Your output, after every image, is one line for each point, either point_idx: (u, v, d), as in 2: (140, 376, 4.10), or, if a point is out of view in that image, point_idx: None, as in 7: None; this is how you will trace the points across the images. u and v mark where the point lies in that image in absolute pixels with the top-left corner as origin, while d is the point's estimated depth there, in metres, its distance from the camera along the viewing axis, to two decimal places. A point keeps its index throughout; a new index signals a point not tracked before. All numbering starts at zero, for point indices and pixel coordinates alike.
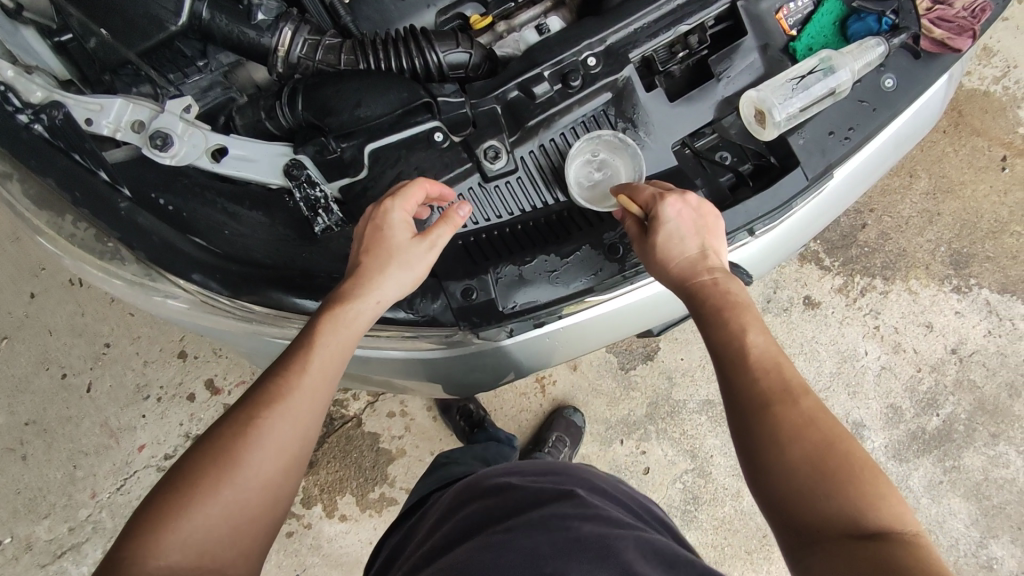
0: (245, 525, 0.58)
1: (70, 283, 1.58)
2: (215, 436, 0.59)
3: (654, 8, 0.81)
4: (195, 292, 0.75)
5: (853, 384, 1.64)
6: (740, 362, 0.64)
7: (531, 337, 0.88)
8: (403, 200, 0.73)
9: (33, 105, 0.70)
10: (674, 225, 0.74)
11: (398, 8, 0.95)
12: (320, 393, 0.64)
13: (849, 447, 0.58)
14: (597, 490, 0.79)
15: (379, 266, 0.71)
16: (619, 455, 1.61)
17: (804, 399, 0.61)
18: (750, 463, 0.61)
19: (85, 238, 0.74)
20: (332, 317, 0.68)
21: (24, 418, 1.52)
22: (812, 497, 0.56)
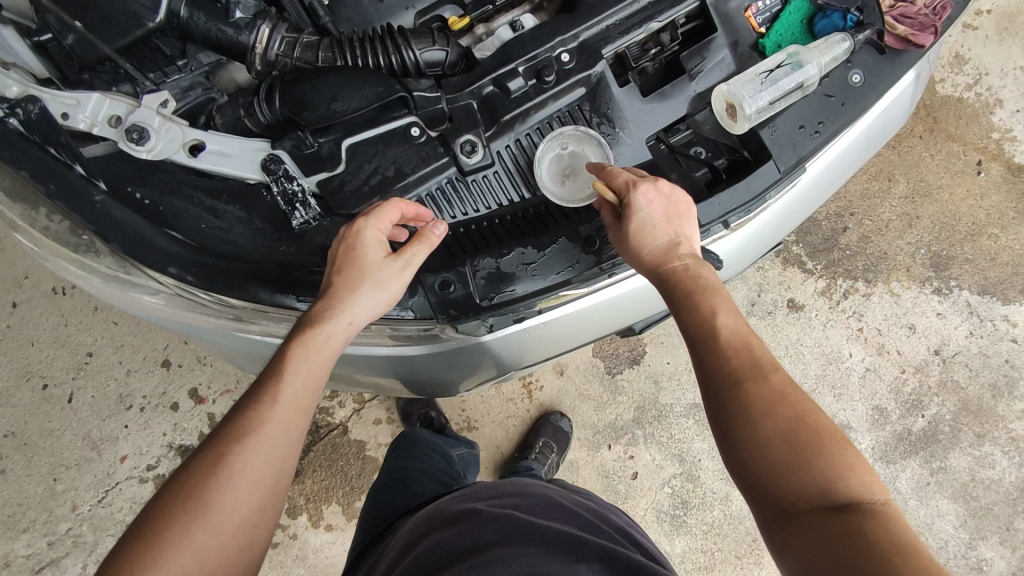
0: (224, 561, 0.58)
1: (52, 293, 1.57)
2: (186, 474, 0.59)
3: (625, 5, 0.83)
4: (172, 286, 0.74)
5: (838, 386, 1.65)
6: (711, 342, 0.66)
7: (511, 332, 0.89)
8: (376, 220, 0.73)
9: (9, 99, 0.70)
10: (647, 212, 0.75)
11: (377, 11, 0.97)
12: (292, 422, 0.64)
13: (819, 419, 0.59)
14: (556, 511, 0.84)
15: (351, 288, 0.71)
16: (607, 460, 1.61)
17: (774, 374, 0.62)
18: (725, 441, 0.62)
19: (59, 231, 0.73)
20: (301, 343, 0.68)
21: (3, 430, 1.49)
22: (785, 473, 0.57)
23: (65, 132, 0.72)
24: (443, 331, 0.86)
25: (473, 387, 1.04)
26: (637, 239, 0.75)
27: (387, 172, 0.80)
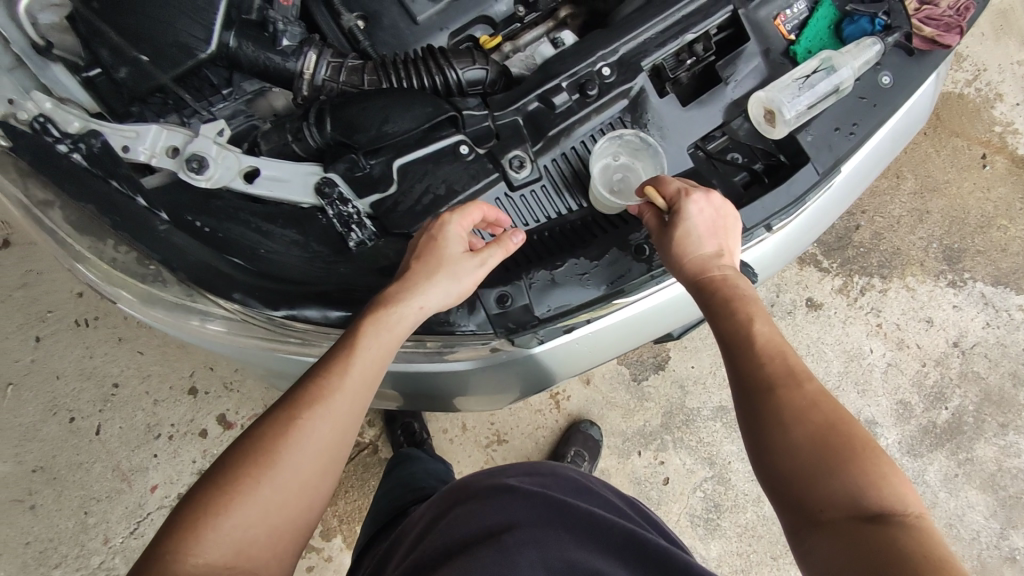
0: (282, 525, 0.59)
1: (75, 326, 1.56)
2: (258, 432, 0.60)
3: (661, 19, 0.86)
4: (234, 310, 0.75)
5: (861, 382, 1.66)
6: (745, 347, 0.66)
7: (560, 343, 0.89)
8: (460, 216, 0.75)
9: (71, 134, 0.71)
10: (697, 221, 0.75)
11: (411, 33, 0.97)
12: (359, 398, 0.65)
13: (852, 429, 0.59)
14: (583, 493, 0.81)
15: (427, 274, 0.73)
16: (638, 467, 1.61)
17: (808, 383, 0.62)
18: (754, 440, 0.62)
19: (125, 262, 0.75)
20: (374, 320, 0.68)
21: (32, 465, 1.48)
22: (815, 479, 0.57)
23: (125, 164, 0.73)
24: (480, 348, 0.86)
25: (494, 404, 1.03)
26: (684, 244, 0.75)
27: (439, 191, 0.81)
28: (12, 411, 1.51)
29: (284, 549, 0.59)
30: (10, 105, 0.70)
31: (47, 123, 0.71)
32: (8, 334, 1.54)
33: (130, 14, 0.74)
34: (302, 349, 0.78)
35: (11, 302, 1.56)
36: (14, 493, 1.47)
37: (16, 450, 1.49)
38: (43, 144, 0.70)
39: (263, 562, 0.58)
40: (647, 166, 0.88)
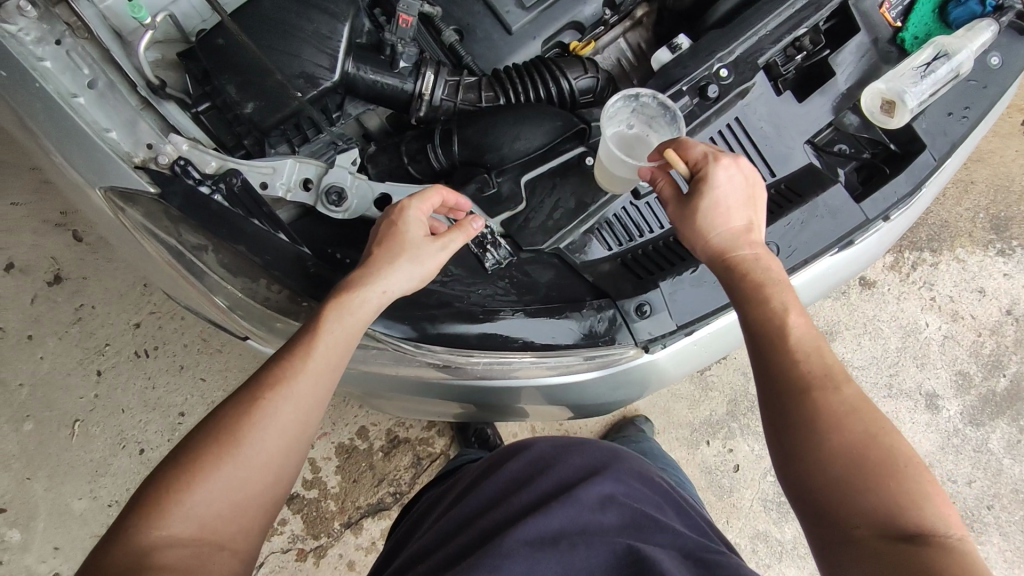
0: (241, 508, 0.57)
1: (136, 357, 1.40)
2: (222, 411, 0.59)
3: (776, 14, 0.85)
4: (385, 340, 0.74)
5: (920, 356, 1.66)
6: (781, 342, 0.61)
7: (681, 346, 0.84)
8: (422, 200, 0.73)
9: (210, 175, 0.71)
10: (724, 188, 0.70)
11: (505, 43, 0.96)
12: (322, 381, 0.63)
13: (894, 442, 0.55)
14: (647, 481, 0.75)
15: (389, 258, 0.69)
16: (708, 456, 1.57)
17: (847, 386, 0.58)
18: (783, 442, 0.59)
19: (280, 300, 0.72)
20: (336, 304, 0.66)
21: (107, 500, 1.34)
22: (850, 490, 0.53)
23: (265, 200, 0.73)
24: (575, 360, 0.79)
25: (567, 414, 0.96)
26: (709, 225, 0.70)
27: (568, 205, 0.83)
28: (82, 448, 1.36)
29: (241, 534, 0.57)
30: (149, 150, 0.70)
31: (186, 164, 0.70)
32: (68, 370, 1.39)
33: (258, 46, 0.74)
34: (437, 373, 0.77)
35: (68, 338, 1.40)
36: (92, 529, 1.33)
37: (86, 489, 1.34)
38: (186, 188, 0.69)
39: (229, 538, 0.56)
40: (660, 134, 0.89)
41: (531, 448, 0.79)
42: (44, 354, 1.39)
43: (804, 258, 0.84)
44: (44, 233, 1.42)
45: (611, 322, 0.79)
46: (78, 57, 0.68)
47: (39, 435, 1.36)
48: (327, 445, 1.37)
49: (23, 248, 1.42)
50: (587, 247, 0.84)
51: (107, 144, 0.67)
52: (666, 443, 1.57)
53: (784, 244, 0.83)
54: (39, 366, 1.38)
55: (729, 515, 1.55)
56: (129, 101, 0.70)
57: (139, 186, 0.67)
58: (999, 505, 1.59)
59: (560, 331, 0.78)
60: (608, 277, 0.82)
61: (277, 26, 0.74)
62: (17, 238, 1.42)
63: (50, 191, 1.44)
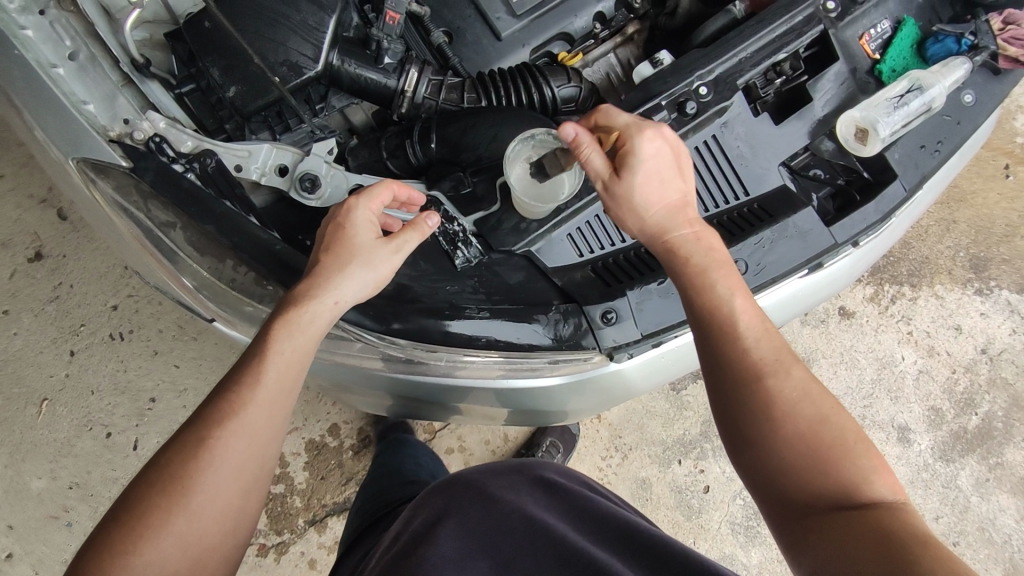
0: (204, 553, 0.57)
1: (110, 340, 1.39)
2: (166, 459, 0.58)
3: (757, 38, 0.87)
4: (347, 330, 0.74)
5: (894, 389, 1.67)
6: (731, 334, 0.64)
7: (648, 358, 0.85)
8: (368, 199, 0.71)
9: (186, 154, 0.72)
10: (649, 163, 0.71)
11: (495, 49, 0.98)
12: (276, 407, 0.62)
13: (840, 420, 0.61)
14: (589, 486, 0.84)
15: (338, 266, 0.67)
16: (679, 475, 1.57)
17: (794, 369, 0.63)
18: (738, 433, 0.63)
19: (244, 282, 0.71)
20: (285, 322, 0.64)
21: (67, 481, 1.32)
22: (805, 475, 0.59)
23: (239, 182, 0.74)
24: (540, 365, 0.78)
25: (527, 420, 0.96)
26: (638, 203, 0.71)
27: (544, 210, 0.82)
28: (47, 427, 1.34)
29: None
30: (126, 125, 0.70)
31: (161, 141, 0.71)
32: (40, 349, 1.37)
33: (240, 32, 0.75)
34: (401, 371, 0.76)
35: (43, 317, 1.39)
36: (48, 510, 1.31)
37: (49, 470, 1.33)
38: (160, 164, 0.70)
39: None
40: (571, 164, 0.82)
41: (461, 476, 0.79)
42: (18, 330, 1.37)
43: (773, 277, 0.85)
44: (29, 209, 1.42)
45: (576, 328, 0.79)
46: (61, 29, 0.68)
47: (4, 412, 1.34)
48: (298, 440, 1.35)
49: (4, 222, 1.40)
50: (561, 252, 0.83)
51: (84, 116, 0.68)
52: (638, 460, 1.56)
53: (754, 261, 0.85)
54: (11, 342, 1.37)
55: (697, 536, 1.55)
56: (109, 77, 0.71)
57: (112, 159, 0.67)
58: (965, 543, 1.60)
59: (525, 331, 0.78)
60: (579, 284, 0.82)
61: (264, 13, 0.75)
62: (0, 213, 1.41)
63: (38, 169, 1.44)
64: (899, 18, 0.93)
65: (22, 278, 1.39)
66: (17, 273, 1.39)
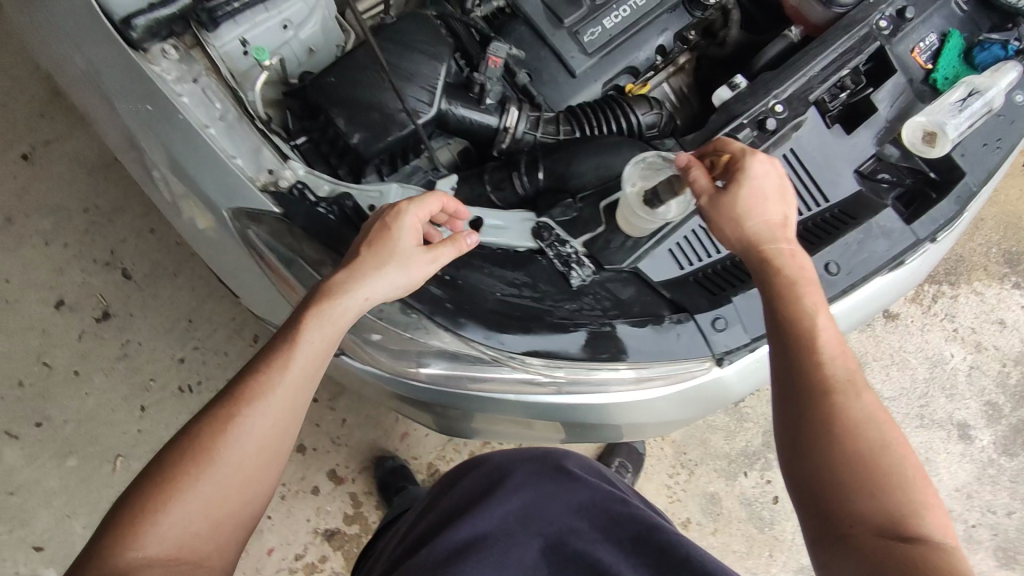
0: (220, 521, 0.61)
1: (180, 393, 1.40)
2: (194, 428, 0.62)
3: (824, 56, 0.94)
4: (484, 350, 0.79)
5: (948, 387, 1.69)
6: (809, 348, 0.65)
7: (747, 364, 0.90)
8: (419, 207, 0.73)
9: (323, 197, 0.77)
10: (759, 181, 0.75)
11: (569, 85, 1.04)
12: (299, 394, 0.65)
13: (900, 453, 0.61)
14: (604, 477, 0.92)
15: (375, 264, 0.70)
16: (746, 488, 1.57)
17: (865, 394, 0.63)
18: (794, 437, 0.64)
19: (391, 312, 0.79)
20: (314, 314, 0.66)
21: None
22: (856, 495, 0.59)
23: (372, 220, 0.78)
24: (653, 375, 0.85)
25: (621, 438, 1.00)
26: (741, 212, 0.74)
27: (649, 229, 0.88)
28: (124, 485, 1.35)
29: (218, 548, 0.61)
30: (270, 174, 0.76)
31: (303, 187, 0.77)
32: (113, 407, 1.38)
33: (361, 84, 0.81)
34: (526, 388, 0.81)
35: (113, 375, 1.39)
36: None
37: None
38: (307, 208, 0.76)
39: (206, 555, 0.60)
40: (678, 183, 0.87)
41: (489, 460, 0.89)
42: (90, 390, 1.38)
43: (863, 275, 0.91)
44: (93, 273, 1.43)
45: (689, 334, 0.85)
46: (212, 93, 0.76)
47: (81, 471, 1.34)
48: (370, 478, 1.39)
49: (70, 286, 1.42)
50: (666, 265, 0.88)
51: (237, 169, 0.74)
52: (705, 475, 1.57)
53: (845, 262, 0.91)
54: (84, 403, 1.37)
55: (772, 548, 1.55)
56: (253, 131, 0.76)
57: (265, 207, 0.74)
58: None
59: (642, 340, 0.84)
60: (686, 294, 0.87)
61: (381, 65, 0.82)
62: (67, 278, 1.42)
63: (101, 233, 1.46)
64: (945, 30, 1.00)
65: (89, 339, 1.40)
66: (86, 334, 1.41)
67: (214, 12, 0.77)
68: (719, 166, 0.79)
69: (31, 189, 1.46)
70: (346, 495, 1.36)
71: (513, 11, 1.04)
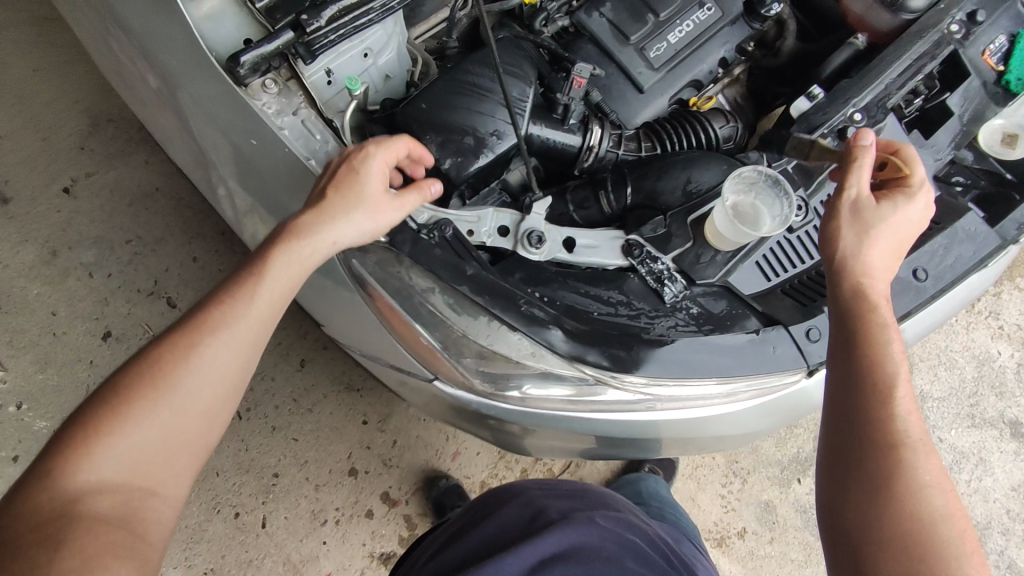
0: (177, 449, 0.58)
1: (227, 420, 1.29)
2: (154, 350, 0.58)
3: (902, 61, 0.94)
4: (588, 372, 0.79)
5: (997, 385, 1.67)
6: (881, 397, 0.60)
7: None
8: (386, 149, 0.70)
9: (424, 224, 0.78)
10: (911, 214, 0.71)
11: (638, 100, 1.04)
12: (264, 323, 0.62)
13: (961, 526, 0.56)
14: (638, 528, 0.87)
15: (343, 204, 0.67)
16: (801, 495, 1.53)
17: (932, 458, 0.58)
18: (845, 485, 0.60)
19: (497, 336, 0.78)
20: (282, 248, 0.63)
21: (201, 569, 1.21)
22: (907, 562, 0.55)
23: (473, 246, 0.81)
24: (744, 388, 0.85)
25: (695, 452, 0.99)
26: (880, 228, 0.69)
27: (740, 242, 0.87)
28: None
29: (175, 476, 0.58)
30: None
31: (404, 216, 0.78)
32: None
33: (454, 108, 0.82)
34: (622, 408, 0.82)
35: None
36: None
37: (181, 559, 1.21)
38: (410, 234, 0.78)
39: (161, 482, 0.57)
40: (766, 202, 0.90)
41: (523, 495, 0.88)
42: None
43: (952, 280, 0.91)
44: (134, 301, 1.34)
45: (784, 346, 0.85)
46: (311, 125, 0.77)
47: None
48: (423, 499, 1.33)
49: (116, 316, 1.32)
50: (755, 276, 0.88)
51: None
52: (759, 484, 1.52)
53: (932, 267, 0.90)
54: None
55: None
56: None
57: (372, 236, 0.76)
58: None
59: (738, 353, 0.84)
60: (776, 305, 0.88)
61: (470, 90, 0.83)
62: (112, 308, 1.32)
63: (148, 264, 1.37)
64: (1015, 31, 0.98)
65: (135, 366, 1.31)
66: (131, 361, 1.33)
67: (311, 45, 0.76)
68: (882, 175, 0.77)
69: (73, 225, 1.37)
70: (402, 517, 1.30)
71: (578, 30, 1.04)
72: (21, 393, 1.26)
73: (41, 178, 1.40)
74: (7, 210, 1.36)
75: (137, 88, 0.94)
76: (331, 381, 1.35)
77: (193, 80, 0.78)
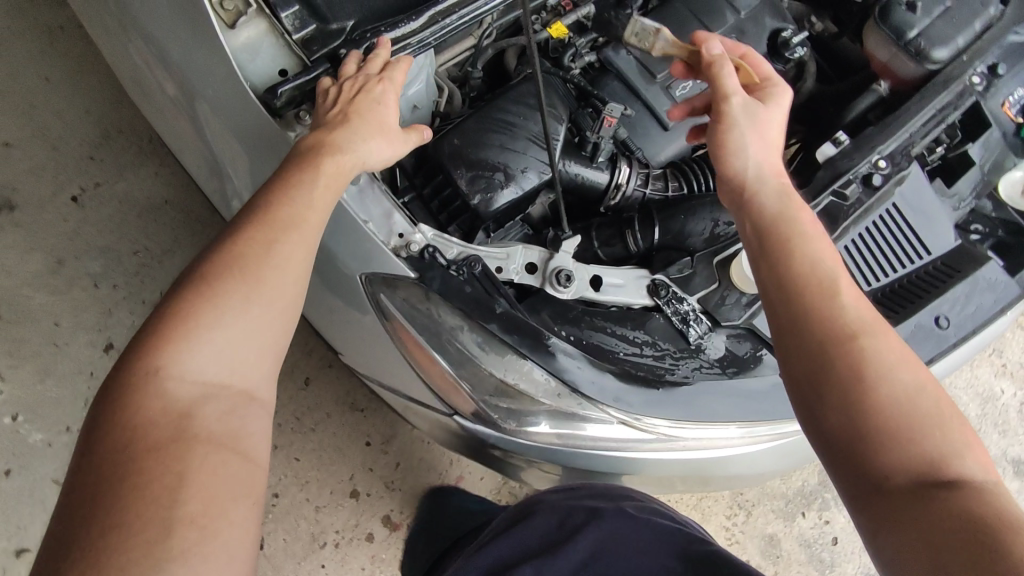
0: (267, 347, 0.59)
1: None
2: (223, 251, 0.59)
3: (925, 113, 0.95)
4: (614, 414, 0.79)
5: (1000, 423, 1.67)
6: (825, 291, 0.59)
7: None
8: (398, 83, 0.74)
9: (454, 259, 0.79)
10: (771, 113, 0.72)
11: (663, 137, 1.04)
12: (320, 217, 0.65)
13: (935, 395, 0.56)
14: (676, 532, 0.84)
15: (365, 130, 0.70)
16: (804, 528, 1.51)
17: (889, 333, 0.58)
18: (810, 390, 0.57)
19: (524, 375, 0.78)
20: (321, 157, 0.67)
21: None
22: (887, 445, 0.53)
23: (501, 283, 0.81)
24: (766, 432, 0.84)
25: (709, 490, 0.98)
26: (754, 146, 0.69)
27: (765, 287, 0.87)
28: None
29: (265, 375, 0.59)
30: (401, 238, 0.77)
31: (435, 250, 0.78)
32: None
33: (487, 144, 0.83)
34: (645, 449, 0.80)
35: None
36: None
37: None
38: (439, 267, 0.78)
39: (258, 380, 0.58)
40: None
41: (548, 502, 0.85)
42: None
43: (972, 329, 0.92)
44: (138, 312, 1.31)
45: None
46: None
47: None
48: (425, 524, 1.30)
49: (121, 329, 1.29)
50: None
51: (372, 232, 0.76)
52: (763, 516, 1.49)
53: (953, 315, 0.91)
54: None
55: None
56: (385, 195, 0.77)
57: (402, 273, 0.76)
58: None
59: (761, 399, 0.84)
60: None
61: (501, 127, 0.84)
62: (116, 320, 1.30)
63: (154, 277, 1.33)
64: None
65: None
66: None
67: None
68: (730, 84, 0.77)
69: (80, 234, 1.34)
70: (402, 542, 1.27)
71: (605, 67, 1.05)
72: (19, 405, 1.22)
73: (49, 187, 1.36)
74: (13, 218, 1.32)
75: (158, 99, 0.91)
76: (336, 400, 1.32)
77: (227, 106, 0.78)
